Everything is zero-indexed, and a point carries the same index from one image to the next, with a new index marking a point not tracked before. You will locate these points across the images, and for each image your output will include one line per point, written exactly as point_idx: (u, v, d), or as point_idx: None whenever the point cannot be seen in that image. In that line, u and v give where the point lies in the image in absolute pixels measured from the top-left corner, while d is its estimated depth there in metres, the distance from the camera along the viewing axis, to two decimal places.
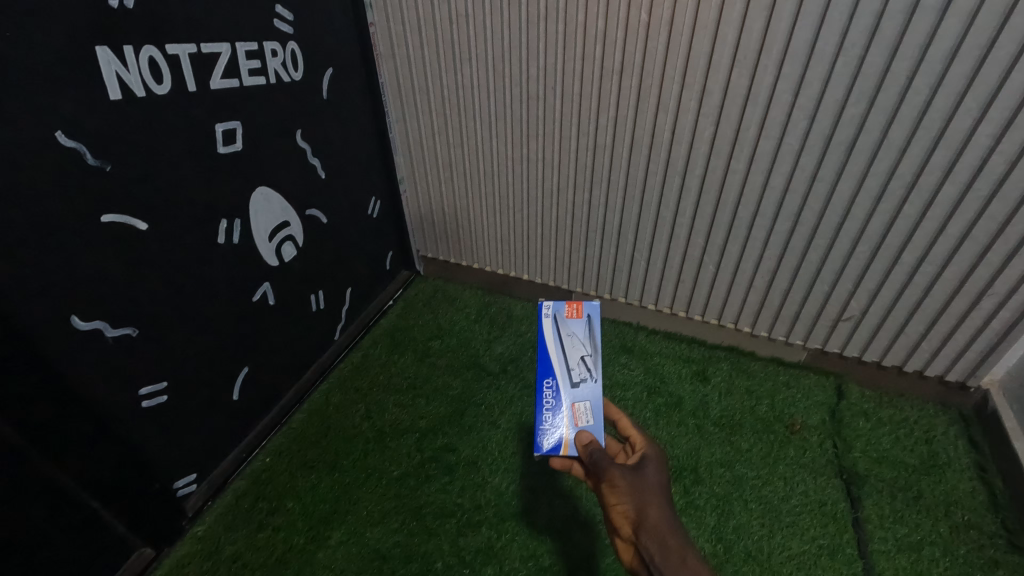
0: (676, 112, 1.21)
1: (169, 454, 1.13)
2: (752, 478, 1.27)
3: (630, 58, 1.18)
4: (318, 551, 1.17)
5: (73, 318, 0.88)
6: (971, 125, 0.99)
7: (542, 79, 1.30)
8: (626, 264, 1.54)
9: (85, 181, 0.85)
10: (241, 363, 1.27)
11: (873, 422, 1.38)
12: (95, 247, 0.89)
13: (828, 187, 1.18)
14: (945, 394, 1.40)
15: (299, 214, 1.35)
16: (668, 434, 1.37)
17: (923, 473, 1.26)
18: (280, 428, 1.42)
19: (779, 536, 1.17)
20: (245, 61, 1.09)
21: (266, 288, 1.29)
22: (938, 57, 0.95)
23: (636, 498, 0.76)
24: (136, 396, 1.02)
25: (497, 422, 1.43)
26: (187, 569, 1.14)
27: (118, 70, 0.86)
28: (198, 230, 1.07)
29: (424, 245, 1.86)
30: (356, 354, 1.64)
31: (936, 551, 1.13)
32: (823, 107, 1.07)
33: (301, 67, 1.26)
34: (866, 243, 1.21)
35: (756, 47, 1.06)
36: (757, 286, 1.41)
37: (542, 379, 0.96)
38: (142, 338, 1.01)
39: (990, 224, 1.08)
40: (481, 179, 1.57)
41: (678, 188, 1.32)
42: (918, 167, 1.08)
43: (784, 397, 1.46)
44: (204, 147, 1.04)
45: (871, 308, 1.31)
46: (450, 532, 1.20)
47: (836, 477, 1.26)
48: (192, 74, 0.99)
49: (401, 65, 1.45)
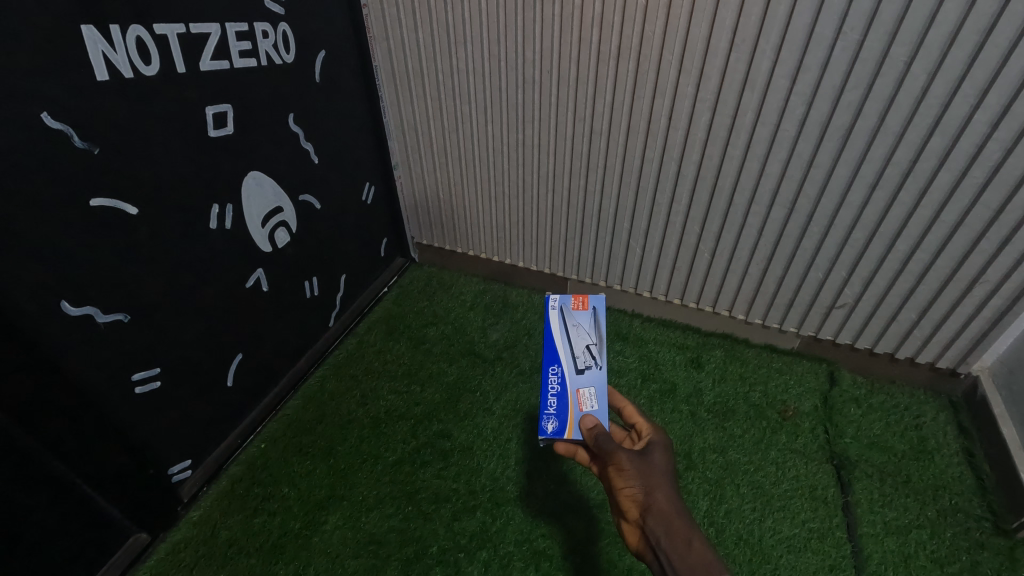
0: (673, 97, 1.20)
1: (163, 440, 1.13)
2: (744, 463, 1.29)
3: (628, 41, 1.16)
4: (313, 537, 1.18)
5: (62, 303, 0.87)
6: (968, 113, 0.99)
7: (538, 63, 1.28)
8: (622, 251, 1.54)
9: (72, 164, 0.84)
10: (235, 350, 1.27)
11: (864, 408, 1.40)
12: (83, 232, 0.87)
13: (825, 174, 1.17)
14: (935, 380, 1.41)
15: (291, 199, 1.34)
16: (663, 419, 1.38)
17: (912, 457, 1.28)
18: (275, 415, 1.42)
19: (770, 520, 1.18)
20: (236, 42, 1.07)
21: (259, 274, 1.28)
22: (937, 43, 0.94)
23: (643, 482, 0.77)
24: (128, 383, 1.02)
25: (492, 408, 1.43)
26: (183, 553, 1.15)
27: (104, 50, 0.84)
28: (188, 216, 1.06)
29: (418, 232, 1.84)
30: (351, 341, 1.63)
31: (923, 535, 1.15)
32: (820, 93, 1.07)
33: (292, 49, 1.23)
34: (861, 230, 1.22)
35: (755, 32, 1.05)
36: (753, 273, 1.41)
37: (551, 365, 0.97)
38: (134, 324, 1.00)
39: (984, 212, 1.08)
40: (477, 165, 1.55)
41: (674, 175, 1.32)
42: (915, 154, 1.08)
43: (777, 383, 1.47)
44: (194, 130, 1.03)
45: (865, 296, 1.31)
46: (445, 517, 1.21)
47: (827, 462, 1.28)
48: (180, 55, 0.97)
49: (395, 48, 1.43)
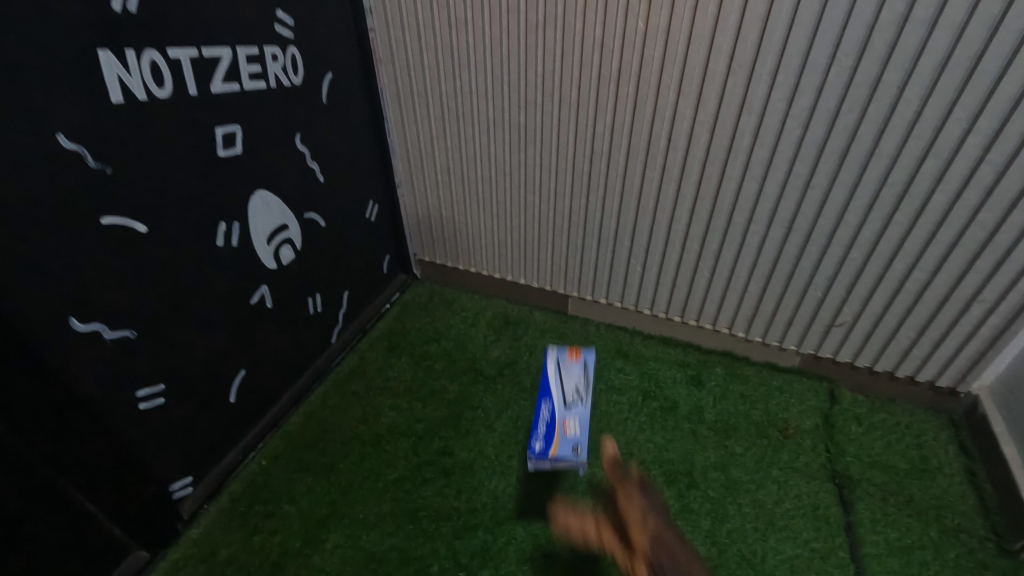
0: (672, 119, 1.23)
1: (165, 456, 1.13)
2: (746, 482, 1.28)
3: (628, 65, 1.19)
4: (314, 555, 1.17)
5: (71, 320, 0.88)
6: (960, 137, 1.02)
7: (540, 86, 1.31)
8: (623, 269, 1.56)
9: (85, 183, 0.86)
10: (238, 366, 1.27)
11: (865, 426, 1.40)
12: (94, 249, 0.89)
13: (822, 194, 1.19)
14: (936, 399, 1.42)
15: (297, 217, 1.35)
16: (664, 437, 1.38)
17: (914, 477, 1.28)
18: (277, 431, 1.42)
19: (772, 540, 1.18)
20: (246, 65, 1.10)
21: (264, 290, 1.29)
22: (929, 69, 0.97)
23: (648, 514, 0.87)
24: (133, 399, 1.02)
25: (494, 425, 1.43)
26: (182, 572, 1.14)
27: (119, 73, 0.87)
28: (197, 233, 1.07)
29: (421, 249, 1.86)
30: (353, 357, 1.64)
31: (926, 555, 1.14)
32: (816, 116, 1.10)
33: (300, 71, 1.26)
34: (859, 249, 1.23)
35: (751, 57, 1.08)
36: (752, 291, 1.43)
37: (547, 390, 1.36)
38: (140, 340, 1.01)
39: (979, 233, 1.10)
40: (479, 183, 1.57)
41: (674, 195, 1.34)
42: (910, 176, 1.10)
43: (778, 401, 1.47)
44: (204, 151, 1.05)
45: (863, 315, 1.32)
46: (447, 535, 1.20)
47: (829, 481, 1.28)
48: (192, 77, 1.00)
49: (400, 70, 1.46)
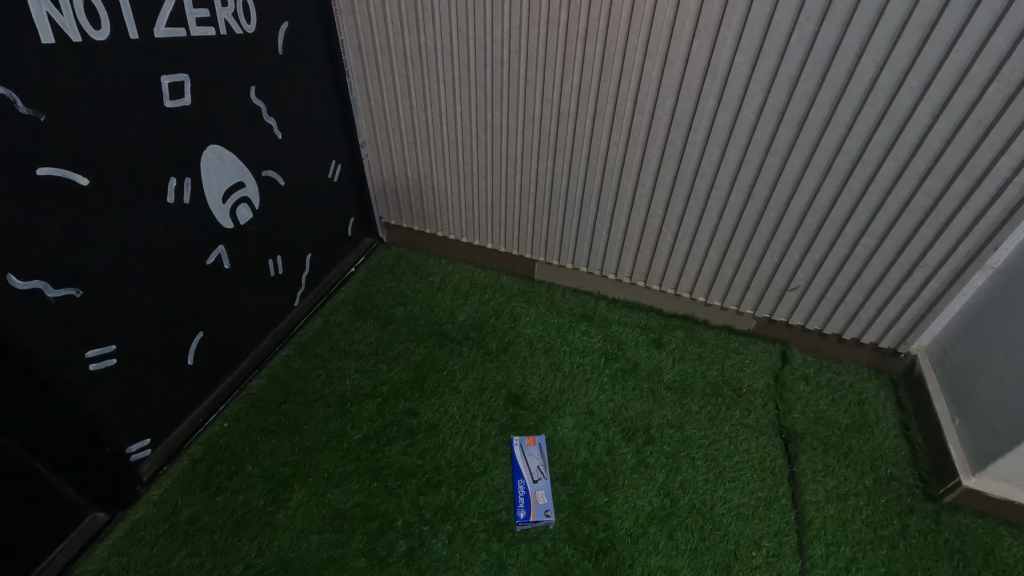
0: (639, 81, 1.22)
1: (119, 418, 1.11)
2: (699, 437, 1.34)
3: (595, 24, 1.17)
4: (277, 512, 1.18)
5: (9, 276, 0.84)
6: (912, 104, 1.05)
7: (507, 43, 1.28)
8: (589, 233, 1.57)
9: (16, 131, 0.80)
10: (195, 328, 1.24)
11: (813, 385, 1.47)
12: (28, 202, 0.84)
13: (781, 161, 1.22)
14: (879, 360, 1.50)
15: (253, 175, 1.30)
16: (624, 397, 1.43)
17: (854, 431, 1.36)
18: (239, 394, 1.40)
19: (721, 490, 1.25)
20: (193, 9, 1.03)
21: (221, 251, 1.25)
22: (886, 36, 0.99)
23: None
24: (82, 359, 0.99)
25: (459, 386, 1.45)
26: (143, 531, 1.14)
27: (50, 10, 0.80)
28: (145, 188, 1.03)
29: (387, 212, 1.83)
30: (317, 320, 1.61)
31: (860, 501, 1.23)
32: (778, 81, 1.11)
33: (253, 19, 1.20)
34: (814, 215, 1.27)
35: (716, 19, 1.08)
36: (712, 256, 1.46)
37: (516, 481, 1.22)
38: (87, 299, 0.97)
39: (925, 200, 1.14)
40: (446, 144, 1.54)
41: (639, 159, 1.35)
42: (863, 144, 1.13)
43: (733, 362, 1.53)
44: (148, 100, 0.99)
45: (815, 280, 1.38)
46: (411, 492, 1.23)
47: (776, 436, 1.35)
48: (134, 19, 0.93)
49: (361, 22, 1.40)
